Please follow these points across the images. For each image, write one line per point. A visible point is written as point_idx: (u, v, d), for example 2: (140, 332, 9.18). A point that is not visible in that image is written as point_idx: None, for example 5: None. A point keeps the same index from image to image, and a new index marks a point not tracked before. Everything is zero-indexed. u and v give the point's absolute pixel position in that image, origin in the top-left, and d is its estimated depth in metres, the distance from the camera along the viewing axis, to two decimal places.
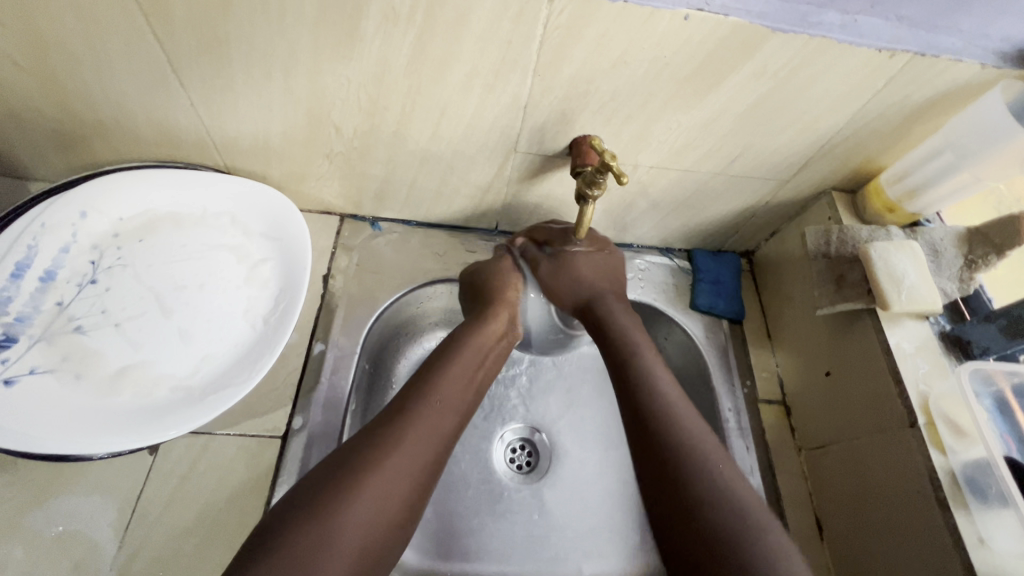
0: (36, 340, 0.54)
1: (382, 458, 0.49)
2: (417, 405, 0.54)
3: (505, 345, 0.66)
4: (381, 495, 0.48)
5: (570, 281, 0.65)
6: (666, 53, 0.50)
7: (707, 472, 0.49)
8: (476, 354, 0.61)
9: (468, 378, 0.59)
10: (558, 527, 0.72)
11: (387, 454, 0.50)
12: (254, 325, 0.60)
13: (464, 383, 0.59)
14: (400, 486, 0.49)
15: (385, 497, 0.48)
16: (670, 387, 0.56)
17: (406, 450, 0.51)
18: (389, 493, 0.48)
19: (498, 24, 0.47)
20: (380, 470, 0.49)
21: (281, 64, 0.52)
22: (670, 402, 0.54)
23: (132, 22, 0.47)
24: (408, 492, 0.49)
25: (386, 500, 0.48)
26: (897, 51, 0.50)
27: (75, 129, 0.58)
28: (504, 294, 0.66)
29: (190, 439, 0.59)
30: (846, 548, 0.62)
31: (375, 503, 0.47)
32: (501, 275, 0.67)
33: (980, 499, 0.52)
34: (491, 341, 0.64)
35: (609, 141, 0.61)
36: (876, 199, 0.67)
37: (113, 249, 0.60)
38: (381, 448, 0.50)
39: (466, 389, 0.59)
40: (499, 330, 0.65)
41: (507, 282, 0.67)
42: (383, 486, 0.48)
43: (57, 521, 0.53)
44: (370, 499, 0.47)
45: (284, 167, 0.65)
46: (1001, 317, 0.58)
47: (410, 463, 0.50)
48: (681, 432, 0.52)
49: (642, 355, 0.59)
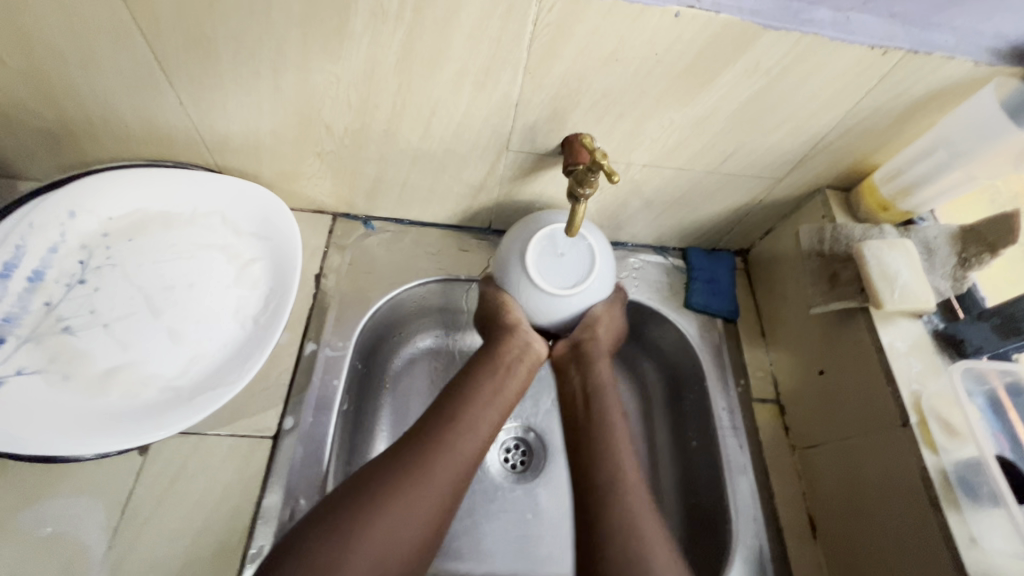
0: (24, 341, 0.53)
1: (395, 490, 0.51)
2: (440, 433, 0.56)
3: (529, 368, 0.65)
4: (396, 528, 0.50)
5: (585, 322, 0.65)
6: (657, 50, 0.50)
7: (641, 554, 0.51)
8: (492, 382, 0.62)
9: (492, 408, 0.60)
10: (552, 527, 0.72)
11: (401, 487, 0.52)
12: (244, 325, 0.60)
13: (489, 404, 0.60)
14: (415, 520, 0.51)
15: (398, 534, 0.50)
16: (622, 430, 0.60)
17: (423, 483, 0.53)
18: (402, 526, 0.50)
19: (487, 21, 0.47)
20: (393, 504, 0.51)
21: (271, 63, 0.52)
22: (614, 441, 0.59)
23: (119, 21, 0.47)
24: (420, 522, 0.51)
25: (400, 533, 0.50)
26: (890, 49, 0.50)
27: (64, 128, 0.58)
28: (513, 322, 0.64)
29: (181, 439, 0.58)
30: (838, 547, 0.62)
31: (389, 537, 0.50)
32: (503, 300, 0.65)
33: (972, 499, 0.52)
34: (511, 359, 0.63)
35: (601, 139, 0.61)
36: (870, 197, 0.67)
37: (103, 249, 0.59)
38: (395, 481, 0.52)
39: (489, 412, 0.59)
40: (518, 348, 0.64)
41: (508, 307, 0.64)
42: (396, 521, 0.50)
43: (46, 522, 0.53)
44: (383, 533, 0.50)
45: (276, 166, 0.65)
46: (994, 315, 0.57)
47: (423, 498, 0.52)
48: (632, 518, 0.53)
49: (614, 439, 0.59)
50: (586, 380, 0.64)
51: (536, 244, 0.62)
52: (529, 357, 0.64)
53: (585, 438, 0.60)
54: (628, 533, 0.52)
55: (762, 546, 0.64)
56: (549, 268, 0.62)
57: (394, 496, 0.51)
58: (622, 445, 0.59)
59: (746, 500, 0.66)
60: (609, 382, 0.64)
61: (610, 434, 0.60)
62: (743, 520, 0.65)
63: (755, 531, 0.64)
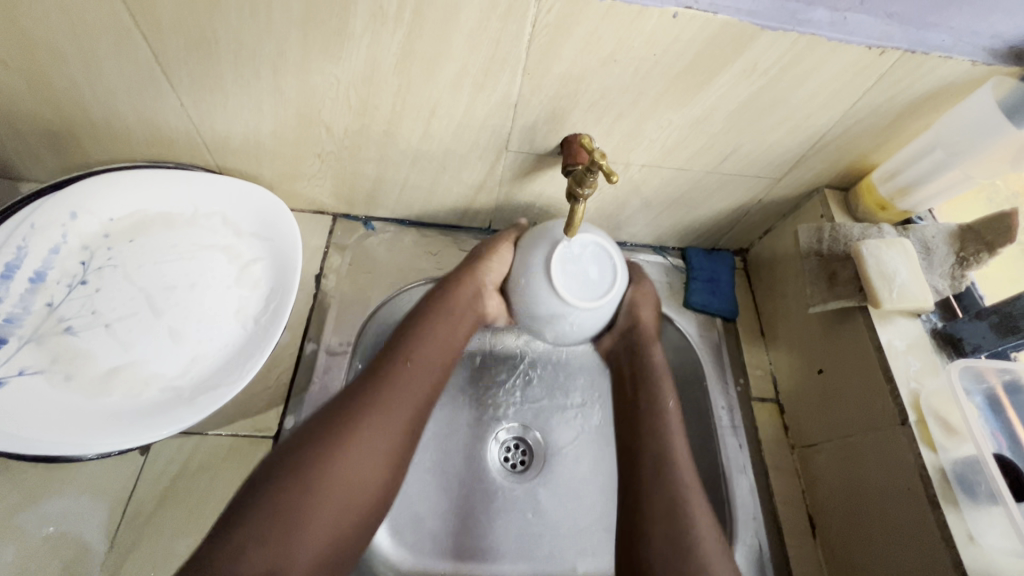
0: (26, 341, 0.54)
1: (358, 423, 0.52)
2: (391, 377, 0.55)
3: (477, 320, 0.65)
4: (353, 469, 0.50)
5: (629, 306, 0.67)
6: (656, 51, 0.50)
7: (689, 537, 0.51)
8: (448, 324, 0.62)
9: (444, 347, 0.60)
10: (552, 526, 0.72)
11: (356, 431, 0.51)
12: (245, 325, 0.60)
13: (441, 345, 0.60)
14: (378, 447, 0.52)
15: (365, 464, 0.51)
16: (676, 410, 0.61)
17: (377, 425, 0.52)
18: (364, 455, 0.51)
19: (487, 22, 0.47)
20: (359, 433, 0.51)
21: (271, 64, 0.52)
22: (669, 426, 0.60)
23: (120, 23, 0.47)
24: (376, 456, 0.51)
25: (368, 459, 0.51)
26: (887, 49, 0.50)
27: (64, 129, 0.58)
28: (484, 267, 0.65)
29: (182, 439, 0.59)
30: (838, 546, 0.62)
31: (358, 466, 0.50)
32: (490, 250, 0.66)
33: (970, 496, 0.52)
34: (465, 302, 0.63)
35: (600, 139, 0.61)
36: (868, 196, 0.67)
37: (104, 249, 0.60)
38: (358, 411, 0.52)
39: (445, 353, 0.60)
40: (472, 293, 0.64)
41: (494, 255, 0.65)
42: (356, 462, 0.50)
43: (48, 521, 0.53)
44: (351, 461, 0.50)
45: (276, 167, 0.65)
46: (993, 314, 0.58)
47: (387, 427, 0.53)
48: (685, 504, 0.53)
49: (670, 426, 0.60)
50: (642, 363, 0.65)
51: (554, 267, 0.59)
52: (481, 308, 0.65)
53: (636, 419, 0.61)
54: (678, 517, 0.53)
55: (762, 544, 0.64)
56: (585, 280, 0.59)
57: (348, 438, 0.51)
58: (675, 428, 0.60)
59: (746, 498, 0.66)
60: (664, 368, 0.65)
61: (666, 421, 0.60)
62: (743, 518, 0.65)
63: (754, 530, 0.64)
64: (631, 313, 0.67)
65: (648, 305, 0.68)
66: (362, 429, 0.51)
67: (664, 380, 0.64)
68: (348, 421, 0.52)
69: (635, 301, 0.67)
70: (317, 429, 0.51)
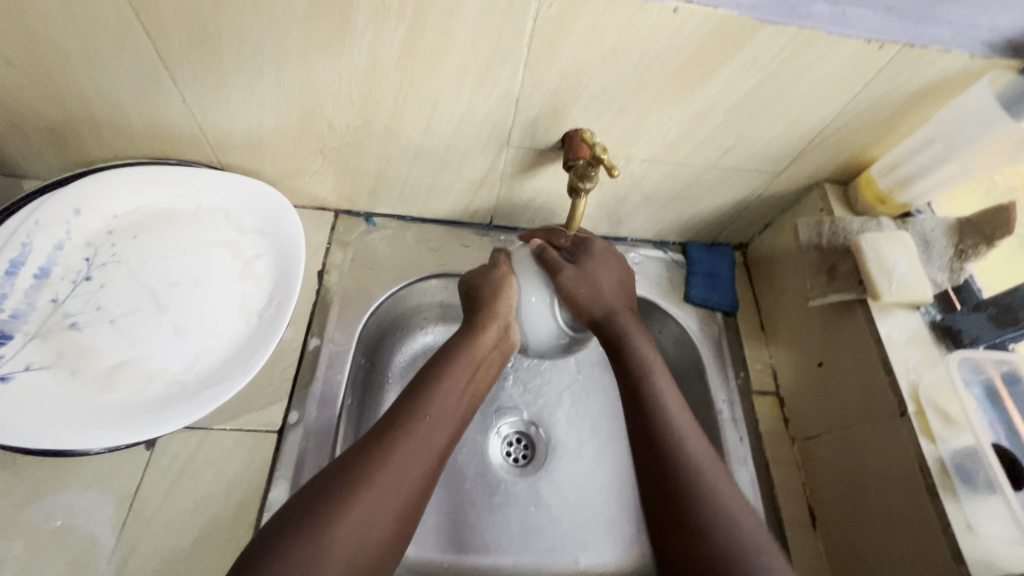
0: (31, 337, 0.54)
1: (373, 478, 0.50)
2: (409, 424, 0.54)
3: (501, 355, 0.65)
4: (368, 516, 0.48)
5: (596, 287, 0.62)
6: (657, 45, 0.50)
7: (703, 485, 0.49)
8: (468, 366, 0.61)
9: (465, 392, 0.60)
10: (555, 519, 0.72)
11: (373, 478, 0.50)
12: (249, 321, 0.60)
13: (459, 393, 0.59)
14: (393, 499, 0.50)
15: (376, 521, 0.48)
16: (657, 361, 0.59)
17: (394, 472, 0.51)
18: (377, 513, 0.49)
19: (488, 17, 0.48)
20: (375, 485, 0.50)
21: (274, 60, 0.52)
22: (650, 375, 0.57)
23: (123, 19, 0.47)
24: (393, 508, 0.50)
25: (385, 509, 0.49)
26: (886, 42, 0.50)
27: (67, 127, 0.58)
28: (501, 302, 0.63)
29: (187, 434, 0.59)
30: (838, 537, 0.62)
31: (372, 520, 0.48)
32: (495, 287, 0.64)
33: (968, 486, 0.53)
34: (486, 350, 0.63)
35: (600, 134, 0.61)
36: (867, 189, 0.67)
37: (107, 246, 0.60)
38: (380, 458, 0.51)
39: (463, 400, 0.59)
40: (494, 338, 0.63)
41: (508, 286, 0.64)
42: (371, 509, 0.49)
43: (55, 515, 0.53)
44: (370, 508, 0.49)
45: (278, 164, 0.66)
46: (990, 305, 0.59)
47: (404, 481, 0.51)
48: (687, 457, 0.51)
49: (651, 375, 0.57)
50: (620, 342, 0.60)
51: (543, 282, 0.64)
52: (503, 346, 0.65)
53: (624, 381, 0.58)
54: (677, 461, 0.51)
55: None
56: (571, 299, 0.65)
57: (363, 485, 0.49)
58: (660, 375, 0.58)
59: (746, 490, 0.66)
60: (646, 342, 0.60)
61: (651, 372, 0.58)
62: None
63: None
64: (593, 293, 0.62)
65: (611, 280, 0.64)
66: (382, 478, 0.50)
67: (641, 340, 0.60)
68: (365, 471, 0.50)
69: (594, 282, 0.62)
70: (334, 478, 0.50)
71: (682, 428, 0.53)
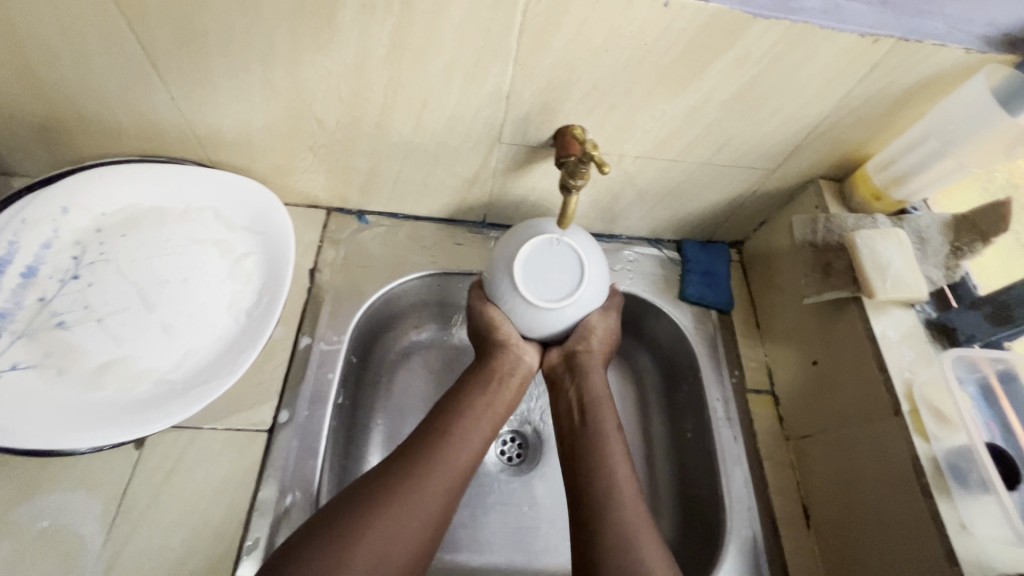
0: (18, 336, 0.54)
1: (394, 499, 0.52)
2: (432, 449, 0.56)
3: (521, 382, 0.65)
4: (394, 533, 0.50)
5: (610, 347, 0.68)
6: (647, 40, 0.49)
7: (632, 552, 0.52)
8: (483, 392, 0.62)
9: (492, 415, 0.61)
10: (548, 518, 0.72)
11: (392, 500, 0.52)
12: (238, 320, 0.60)
13: (481, 417, 0.60)
14: (417, 521, 0.52)
15: (398, 541, 0.50)
16: (616, 435, 0.61)
17: (416, 496, 0.53)
18: (401, 529, 0.51)
19: (476, 12, 0.47)
20: (396, 503, 0.51)
21: (262, 57, 0.52)
22: (609, 448, 0.59)
23: (110, 16, 0.47)
24: (419, 531, 0.52)
25: (409, 532, 0.51)
26: (880, 37, 0.50)
27: (55, 123, 0.58)
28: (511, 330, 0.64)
29: (176, 434, 0.59)
30: (833, 537, 0.62)
31: (392, 540, 0.50)
32: (488, 315, 0.64)
33: (962, 486, 0.52)
34: (503, 375, 0.63)
35: (593, 131, 0.61)
36: (863, 186, 0.66)
37: (96, 244, 0.60)
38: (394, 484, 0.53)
39: (484, 424, 0.60)
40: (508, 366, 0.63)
41: (496, 318, 0.63)
42: (396, 528, 0.50)
43: (43, 516, 0.53)
44: (393, 528, 0.50)
45: (269, 161, 0.65)
46: (986, 303, 0.58)
47: (425, 503, 0.53)
48: (623, 524, 0.53)
49: (609, 447, 0.59)
50: (583, 396, 0.63)
51: (550, 252, 0.59)
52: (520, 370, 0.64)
53: (578, 447, 0.60)
54: (603, 468, 0.57)
55: (757, 535, 0.64)
56: (548, 279, 0.59)
57: (389, 502, 0.51)
58: (615, 446, 0.60)
59: (740, 490, 0.66)
60: (603, 395, 0.63)
61: (607, 443, 0.60)
62: (737, 510, 0.65)
63: (749, 521, 0.64)
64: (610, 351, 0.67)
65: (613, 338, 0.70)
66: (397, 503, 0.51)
67: (605, 406, 0.63)
68: (382, 497, 0.51)
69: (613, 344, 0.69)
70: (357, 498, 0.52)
71: (612, 439, 0.60)
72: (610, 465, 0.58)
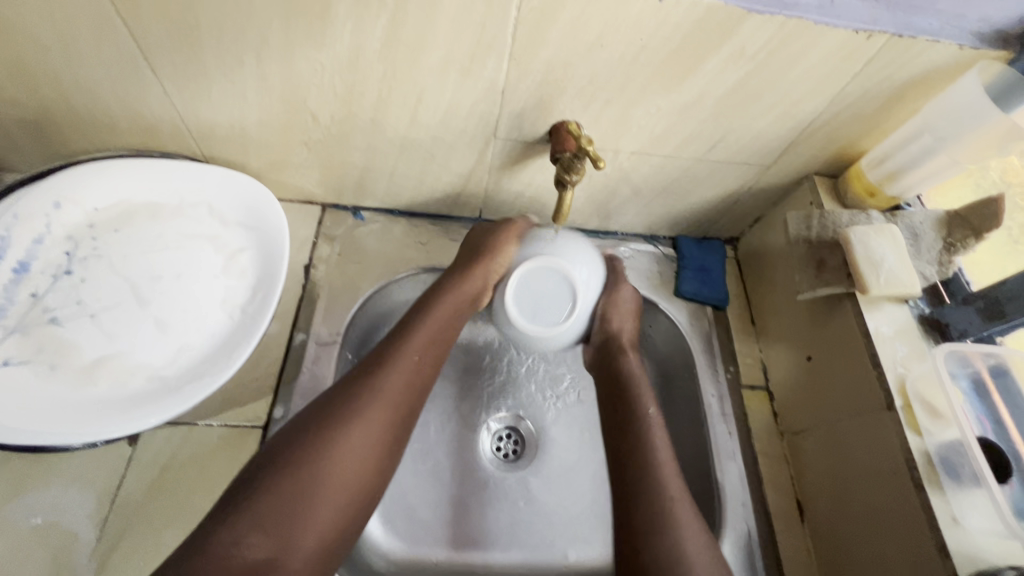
0: (11, 332, 0.54)
1: (360, 408, 0.52)
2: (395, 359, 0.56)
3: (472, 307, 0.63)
4: (359, 440, 0.51)
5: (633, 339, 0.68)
6: (642, 35, 0.49)
7: (673, 521, 0.52)
8: (446, 308, 0.61)
9: (445, 330, 0.61)
10: (544, 514, 0.72)
11: (360, 408, 0.52)
12: (232, 316, 0.60)
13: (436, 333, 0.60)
14: (377, 427, 0.52)
15: (358, 446, 0.51)
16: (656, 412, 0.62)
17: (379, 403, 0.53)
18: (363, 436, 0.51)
19: (471, 7, 0.47)
20: (362, 410, 0.52)
21: (255, 51, 0.51)
22: (649, 422, 0.60)
23: (101, 9, 0.47)
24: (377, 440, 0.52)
25: (370, 439, 0.52)
26: (874, 33, 0.50)
27: (47, 118, 0.58)
28: (488, 258, 0.63)
29: (171, 430, 0.58)
30: (826, 531, 0.62)
31: (353, 444, 0.51)
32: (497, 242, 0.64)
33: (953, 479, 0.53)
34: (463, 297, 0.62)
35: (588, 127, 0.60)
36: (856, 183, 0.67)
37: (88, 239, 0.59)
38: (357, 400, 0.52)
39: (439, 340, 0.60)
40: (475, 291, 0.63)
41: (501, 247, 0.63)
42: (361, 435, 0.51)
43: (36, 513, 0.53)
44: (357, 435, 0.51)
45: (264, 156, 0.65)
46: (979, 299, 0.60)
47: (385, 411, 0.53)
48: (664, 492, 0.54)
49: (647, 421, 0.60)
50: (616, 374, 0.65)
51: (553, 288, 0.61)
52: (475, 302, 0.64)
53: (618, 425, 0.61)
54: (643, 451, 0.57)
55: (751, 530, 0.64)
56: (538, 304, 0.61)
57: (355, 411, 0.52)
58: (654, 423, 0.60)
59: (736, 486, 0.66)
60: (641, 377, 0.65)
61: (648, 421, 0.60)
62: (732, 506, 0.65)
63: (743, 516, 0.65)
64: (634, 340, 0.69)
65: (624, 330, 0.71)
66: (358, 428, 0.51)
67: (643, 385, 0.64)
68: (345, 408, 0.52)
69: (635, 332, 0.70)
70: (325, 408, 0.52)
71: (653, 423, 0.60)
72: (649, 438, 0.59)
